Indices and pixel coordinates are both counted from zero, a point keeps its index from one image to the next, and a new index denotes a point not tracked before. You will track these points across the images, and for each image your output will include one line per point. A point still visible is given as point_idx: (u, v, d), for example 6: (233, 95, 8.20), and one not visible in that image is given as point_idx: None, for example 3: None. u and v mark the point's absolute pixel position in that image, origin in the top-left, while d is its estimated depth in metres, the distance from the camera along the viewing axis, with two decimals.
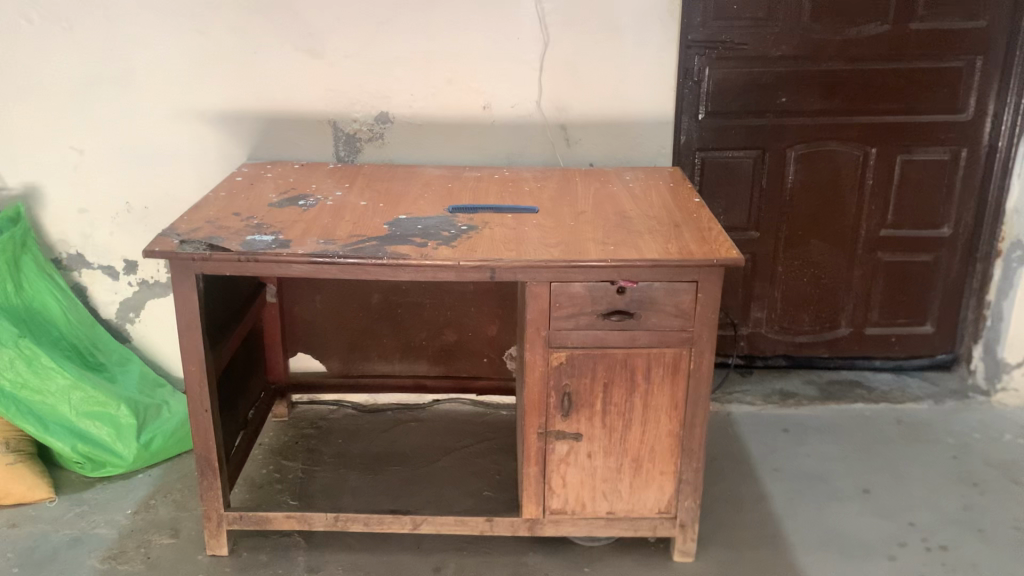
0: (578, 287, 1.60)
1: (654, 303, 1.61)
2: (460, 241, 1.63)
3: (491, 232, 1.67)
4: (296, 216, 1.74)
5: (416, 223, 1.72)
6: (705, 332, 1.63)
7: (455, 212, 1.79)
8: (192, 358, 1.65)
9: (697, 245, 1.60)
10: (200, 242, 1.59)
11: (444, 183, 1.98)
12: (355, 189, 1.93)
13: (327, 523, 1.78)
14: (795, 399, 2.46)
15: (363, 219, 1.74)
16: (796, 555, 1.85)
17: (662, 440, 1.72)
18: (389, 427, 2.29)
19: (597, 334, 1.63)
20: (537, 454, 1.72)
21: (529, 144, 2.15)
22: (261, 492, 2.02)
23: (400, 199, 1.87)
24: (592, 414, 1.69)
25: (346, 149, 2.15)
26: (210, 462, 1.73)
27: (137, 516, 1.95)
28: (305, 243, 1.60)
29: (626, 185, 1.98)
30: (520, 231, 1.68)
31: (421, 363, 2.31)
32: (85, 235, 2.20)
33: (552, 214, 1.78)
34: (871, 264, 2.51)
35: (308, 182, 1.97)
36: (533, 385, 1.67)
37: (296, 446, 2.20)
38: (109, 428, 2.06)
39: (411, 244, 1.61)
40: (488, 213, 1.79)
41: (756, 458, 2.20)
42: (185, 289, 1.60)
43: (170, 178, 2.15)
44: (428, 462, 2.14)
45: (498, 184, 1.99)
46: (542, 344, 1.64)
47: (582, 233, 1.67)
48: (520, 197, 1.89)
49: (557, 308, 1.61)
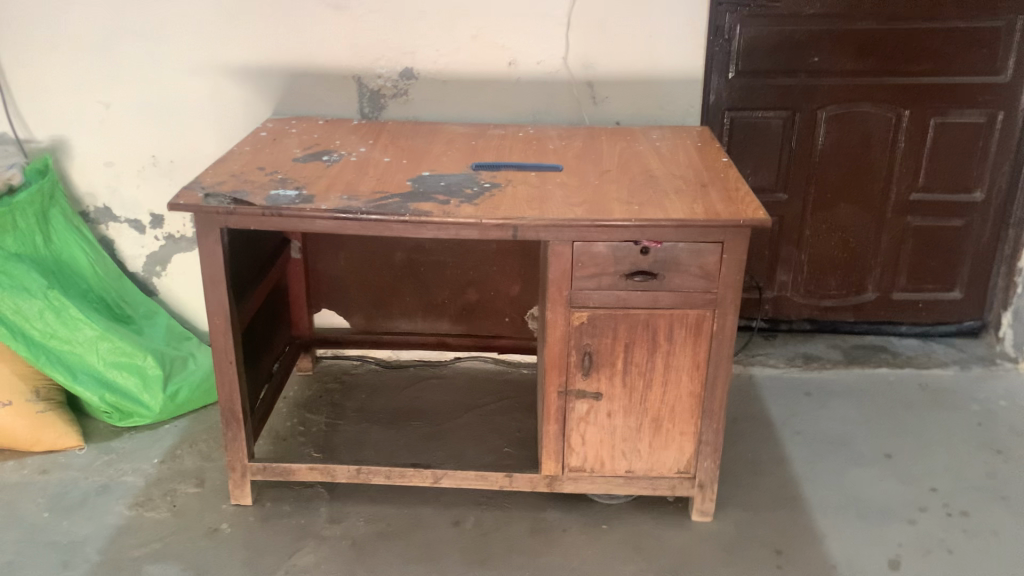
0: (600, 246, 1.59)
1: (678, 263, 1.60)
2: (484, 199, 1.62)
3: (515, 190, 1.67)
4: (320, 171, 1.74)
5: (440, 179, 1.72)
6: (729, 294, 1.62)
7: (479, 169, 1.78)
8: (216, 312, 1.67)
9: (723, 206, 1.58)
10: (224, 196, 1.59)
11: (468, 140, 1.97)
12: (379, 145, 1.92)
13: (349, 476, 1.81)
14: (819, 362, 2.44)
15: (387, 175, 1.74)
16: (816, 517, 1.85)
17: (683, 401, 1.72)
18: (411, 384, 2.31)
19: (619, 294, 1.62)
20: (557, 412, 1.73)
21: (555, 102, 2.13)
22: (285, 445, 2.05)
23: (424, 156, 1.86)
24: (612, 373, 1.69)
25: (370, 105, 2.14)
26: (234, 414, 1.76)
27: (163, 465, 1.98)
28: (328, 199, 1.60)
29: (653, 145, 1.96)
30: (544, 189, 1.68)
31: (444, 322, 2.31)
32: (112, 188, 2.21)
33: (577, 173, 1.76)
34: (900, 228, 2.47)
35: (332, 138, 1.97)
36: (554, 343, 1.67)
37: (319, 400, 2.22)
38: (136, 379, 2.09)
39: (434, 201, 1.61)
40: (512, 170, 1.78)
41: (776, 420, 2.19)
42: (210, 243, 1.61)
43: (195, 132, 2.15)
44: (450, 419, 2.16)
45: (523, 141, 1.97)
46: (563, 304, 1.63)
47: (607, 192, 1.66)
48: (545, 155, 1.87)
49: (580, 267, 1.60)
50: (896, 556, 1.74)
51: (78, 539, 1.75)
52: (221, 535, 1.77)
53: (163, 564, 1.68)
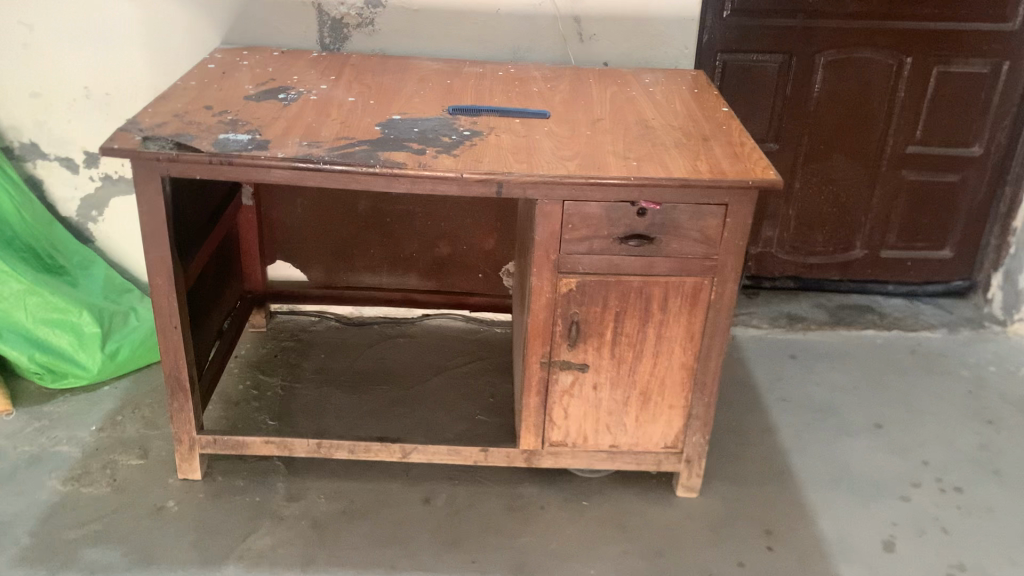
0: (593, 207, 1.43)
1: (678, 227, 1.45)
2: (463, 150, 1.44)
3: (498, 140, 1.49)
4: (277, 111, 1.54)
5: (413, 124, 1.53)
6: (731, 260, 1.47)
7: (457, 113, 1.59)
8: (158, 271, 1.48)
9: (729, 163, 1.43)
10: (165, 139, 1.39)
11: (443, 79, 1.78)
12: (343, 82, 1.72)
13: (309, 450, 1.65)
14: (804, 323, 2.33)
15: (353, 117, 1.54)
16: (806, 491, 1.74)
17: (674, 374, 1.57)
18: (375, 343, 2.15)
19: (611, 260, 1.47)
20: (538, 384, 1.58)
21: (538, 38, 1.93)
22: (237, 410, 1.89)
23: (394, 95, 1.66)
24: (600, 343, 1.54)
25: (333, 36, 1.92)
26: (181, 383, 1.58)
27: (102, 433, 1.81)
28: (287, 145, 1.40)
29: (646, 91, 1.79)
30: (531, 140, 1.50)
31: (412, 277, 2.16)
32: (39, 121, 1.98)
33: (566, 121, 1.59)
34: (894, 183, 2.35)
35: (289, 72, 1.75)
36: (537, 311, 1.52)
37: (275, 360, 2.05)
38: (71, 337, 1.90)
39: (407, 150, 1.42)
40: (494, 115, 1.60)
41: (762, 385, 2.08)
42: (150, 194, 1.41)
43: (133, 61, 1.92)
44: (417, 383, 2.01)
45: (504, 82, 1.78)
46: (550, 269, 1.48)
47: (600, 144, 1.49)
48: (529, 99, 1.69)
49: (570, 229, 1.45)
50: (890, 538, 1.63)
51: (5, 518, 1.58)
52: (167, 514, 1.61)
53: (101, 548, 1.52)
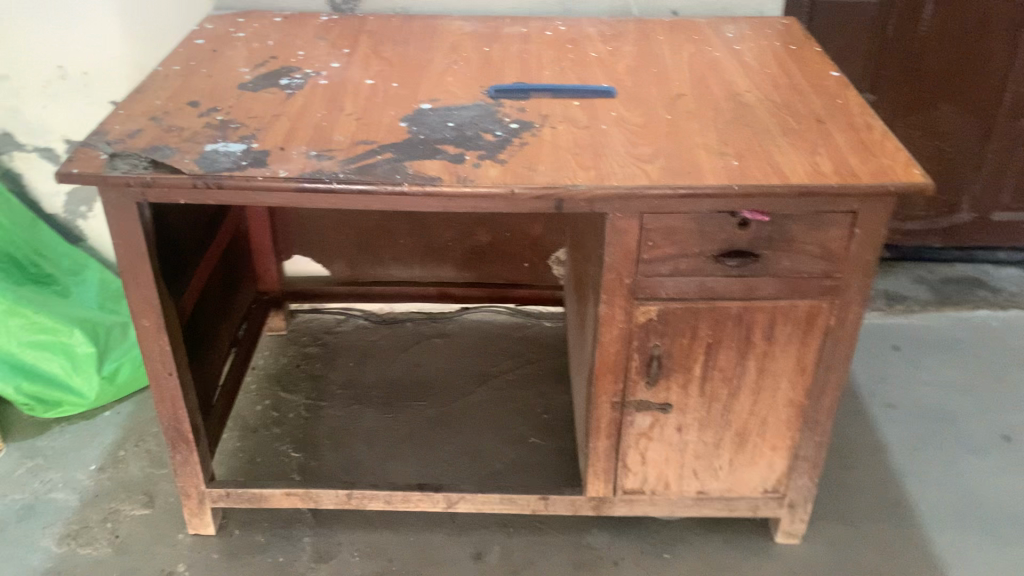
0: (681, 220, 1.12)
1: (789, 241, 1.13)
2: (512, 153, 1.14)
3: (556, 135, 1.18)
4: (277, 104, 1.24)
5: (446, 117, 1.22)
6: (856, 279, 1.16)
7: (499, 96, 1.28)
8: (144, 311, 1.20)
9: (858, 159, 1.10)
10: (139, 156, 1.09)
11: (480, 49, 1.45)
12: (358, 58, 1.40)
13: (338, 501, 1.40)
14: (905, 304, 2.01)
15: (371, 111, 1.24)
16: (929, 532, 1.46)
17: (778, 411, 1.29)
18: (409, 346, 1.87)
19: (703, 282, 1.17)
20: (609, 427, 1.30)
21: None
22: (256, 440, 1.64)
23: (421, 77, 1.35)
24: (687, 380, 1.25)
25: None
26: (182, 434, 1.32)
27: (102, 475, 1.57)
28: (289, 158, 1.10)
29: (731, 49, 1.45)
30: (597, 132, 1.19)
31: (447, 268, 1.88)
32: (10, 108, 1.69)
33: (637, 101, 1.27)
34: (1012, 134, 1.98)
35: (293, 46, 1.44)
36: (609, 346, 1.23)
37: (296, 372, 1.79)
38: (64, 361, 1.65)
39: (441, 157, 1.12)
40: (546, 98, 1.28)
41: (862, 387, 1.78)
42: (125, 223, 1.12)
43: (110, 34, 1.61)
44: (460, 395, 1.74)
45: (555, 48, 1.46)
46: (624, 295, 1.18)
47: (686, 134, 1.17)
48: (587, 72, 1.37)
49: (649, 248, 1.15)
50: None
51: None
52: None
53: None
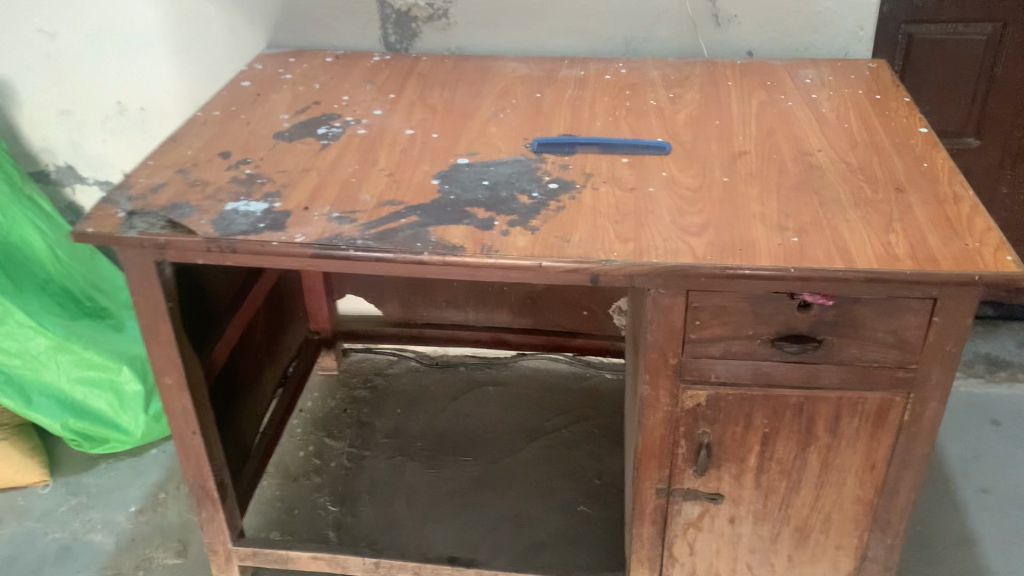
0: (734, 300, 1.01)
1: (858, 327, 1.00)
2: (546, 218, 1.04)
3: (598, 199, 1.08)
4: (309, 157, 1.18)
5: (481, 176, 1.14)
6: (936, 372, 1.02)
7: (543, 151, 1.20)
8: (166, 369, 1.15)
9: (939, 238, 0.96)
10: (157, 214, 1.05)
11: (531, 95, 1.37)
12: (402, 105, 1.34)
13: (365, 568, 1.33)
14: (1007, 371, 1.81)
15: (404, 167, 1.17)
16: None
17: (845, 509, 1.15)
18: (461, 393, 1.79)
19: (758, 366, 1.05)
20: (654, 514, 1.19)
21: (661, 21, 1.48)
22: (295, 488, 1.58)
23: (464, 128, 1.28)
24: (741, 470, 1.13)
25: (399, 33, 1.54)
26: (208, 491, 1.28)
27: (141, 517, 1.55)
28: (310, 220, 1.04)
29: (807, 98, 1.32)
30: (644, 195, 1.08)
31: (503, 312, 1.81)
32: (72, 142, 1.70)
33: (693, 159, 1.16)
34: None
35: (338, 90, 1.39)
36: (653, 429, 1.11)
37: (343, 417, 1.74)
38: (111, 398, 1.63)
39: (469, 222, 1.04)
40: (594, 153, 1.19)
41: (952, 467, 1.60)
42: (144, 282, 1.08)
43: (166, 71, 1.59)
44: (509, 452, 1.64)
45: (612, 94, 1.36)
46: (669, 377, 1.07)
47: (742, 202, 1.05)
48: (644, 124, 1.27)
49: (698, 327, 1.03)
50: None
51: None
52: None
53: None
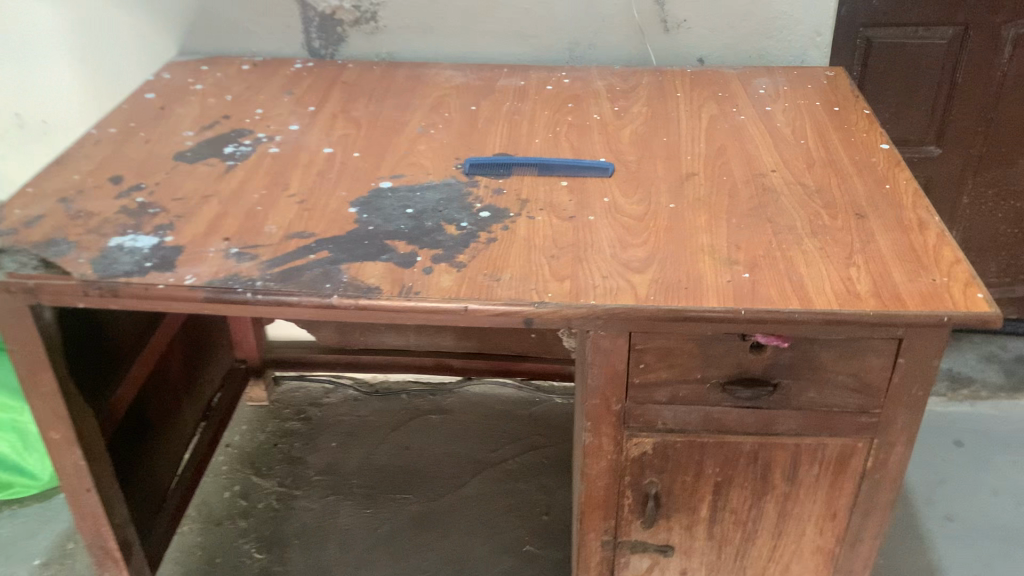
0: (681, 342, 0.90)
1: (816, 370, 0.91)
2: (474, 253, 0.94)
3: (532, 229, 0.97)
4: (211, 182, 1.06)
5: (405, 203, 1.03)
6: (901, 417, 0.93)
7: (475, 173, 1.09)
8: (51, 423, 1.02)
9: (906, 273, 0.87)
10: (29, 253, 0.92)
11: (465, 107, 1.26)
12: (321, 119, 1.22)
13: None
14: (971, 388, 1.74)
15: (318, 192, 1.05)
16: None
17: (804, 559, 1.06)
18: (401, 423, 1.68)
19: (708, 412, 0.95)
20: (599, 567, 1.08)
21: (606, 26, 1.38)
22: (218, 534, 1.45)
23: (389, 144, 1.16)
24: (692, 521, 1.04)
25: (323, 38, 1.41)
26: (109, 552, 1.15)
27: (46, 571, 1.42)
28: (204, 258, 0.92)
29: (760, 111, 1.22)
30: (583, 225, 0.98)
31: (446, 337, 1.67)
32: None
33: (638, 182, 1.06)
34: None
35: (252, 102, 1.26)
36: (595, 481, 1.01)
37: (273, 453, 1.62)
38: (14, 440, 1.49)
39: (387, 258, 0.93)
40: (530, 175, 1.09)
41: (916, 494, 1.52)
42: (17, 329, 0.95)
43: (67, 81, 1.46)
44: (451, 488, 1.53)
45: (552, 107, 1.26)
46: (612, 424, 0.96)
47: (690, 231, 0.96)
48: (585, 141, 1.16)
49: (642, 372, 0.93)
50: None
51: None
52: None
53: None
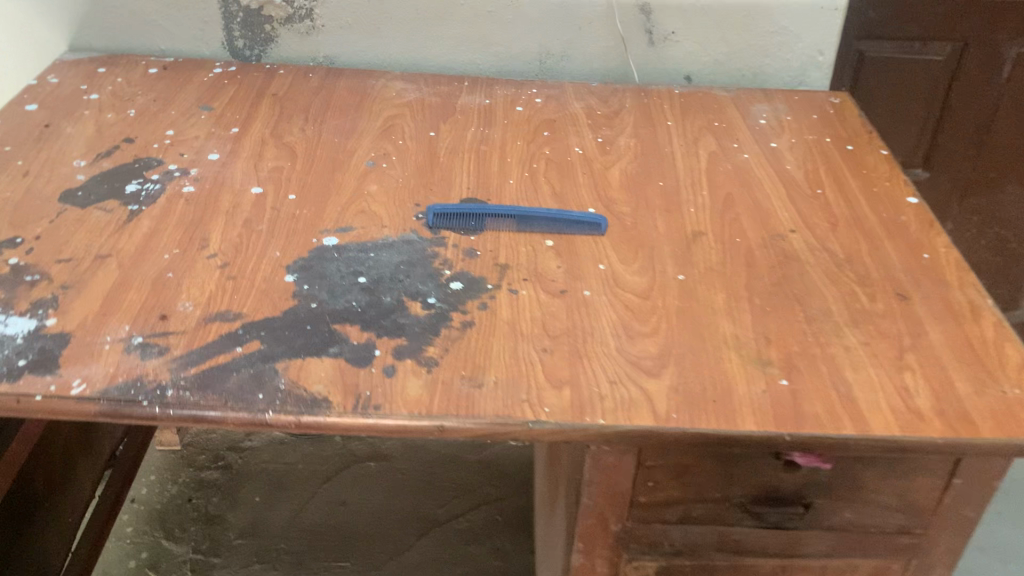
0: (699, 458, 0.74)
1: (856, 490, 0.76)
2: (446, 344, 0.75)
3: (515, 308, 0.79)
4: (109, 236, 0.84)
5: (355, 268, 0.83)
6: (946, 538, 0.80)
7: (440, 226, 0.90)
8: None
9: (971, 382, 0.73)
10: None
11: (422, 131, 1.06)
12: (248, 145, 1.01)
13: None
14: None
15: (246, 251, 0.84)
16: None
17: None
18: (335, 472, 1.49)
19: (724, 533, 0.80)
20: None
21: (582, 35, 1.19)
22: None
23: (332, 181, 0.96)
24: None
25: (249, 36, 1.18)
26: None
27: None
28: (96, 353, 0.71)
29: (765, 148, 1.07)
30: (577, 303, 0.80)
31: None
32: None
33: (636, 243, 0.89)
34: None
35: (162, 120, 1.04)
36: None
37: (186, 510, 1.41)
38: None
39: (337, 351, 0.74)
40: (507, 230, 0.90)
41: None
42: None
43: None
44: (394, 553, 1.36)
45: (526, 136, 1.07)
46: (609, 545, 0.80)
47: (707, 316, 0.79)
48: (567, 184, 0.98)
49: (649, 489, 0.76)
50: None
51: None
52: None
53: None
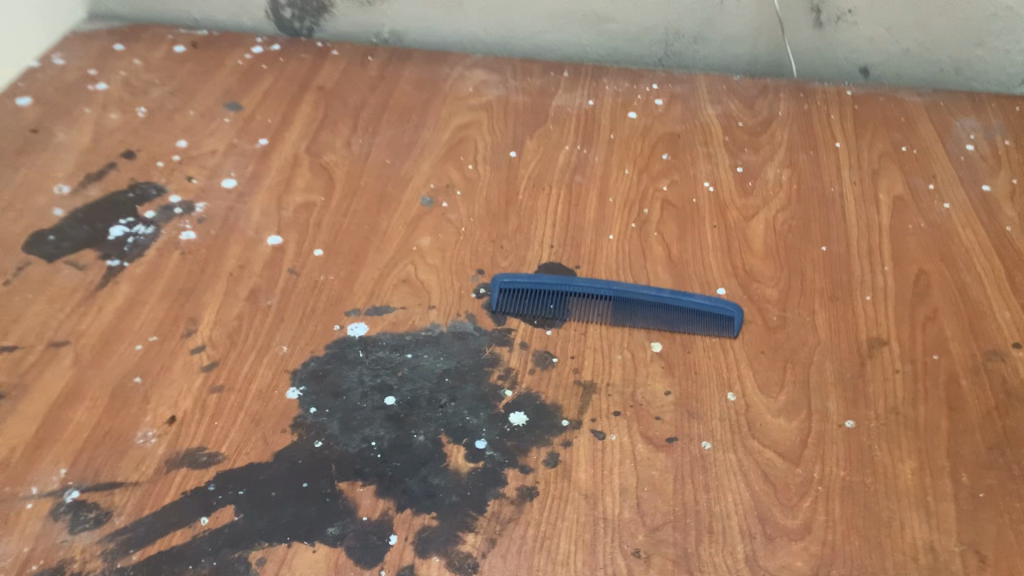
0: None
1: None
2: (492, 531, 0.52)
3: (598, 470, 0.56)
4: (74, 312, 0.64)
5: (384, 379, 0.61)
6: None
7: (507, 309, 0.66)
8: None
9: None
10: None
11: (500, 150, 0.82)
12: (277, 166, 0.78)
13: None
14: None
15: (244, 343, 0.62)
16: None
17: None
18: None
19: None
20: None
21: (726, 14, 0.89)
22: None
23: (374, 228, 0.73)
24: None
25: (298, 6, 0.93)
26: None
27: None
28: (12, 517, 0.52)
29: (974, 196, 0.78)
30: (690, 466, 0.56)
31: None
32: None
33: (782, 360, 0.63)
34: None
35: (177, 124, 0.82)
36: None
37: None
38: None
39: (337, 535, 0.52)
40: (596, 321, 0.66)
41: None
42: None
43: None
44: None
45: (638, 162, 0.81)
46: None
47: (888, 508, 0.54)
48: (689, 244, 0.72)
49: None
50: None
51: None
52: None
53: None
